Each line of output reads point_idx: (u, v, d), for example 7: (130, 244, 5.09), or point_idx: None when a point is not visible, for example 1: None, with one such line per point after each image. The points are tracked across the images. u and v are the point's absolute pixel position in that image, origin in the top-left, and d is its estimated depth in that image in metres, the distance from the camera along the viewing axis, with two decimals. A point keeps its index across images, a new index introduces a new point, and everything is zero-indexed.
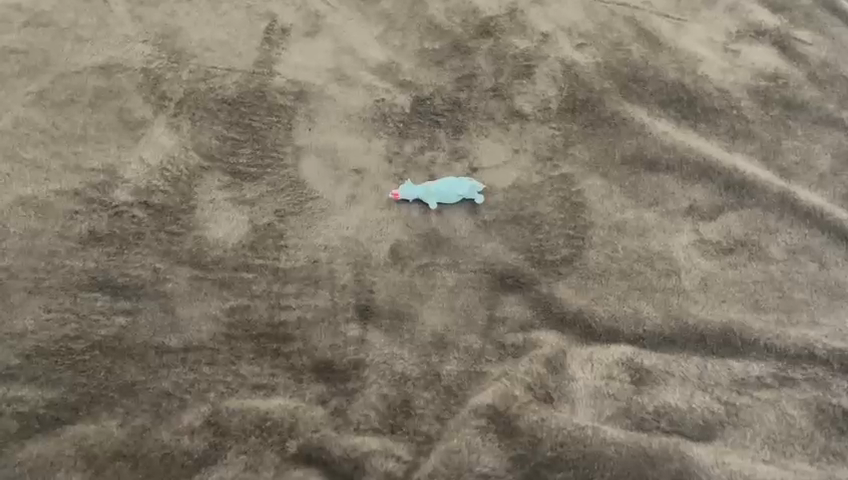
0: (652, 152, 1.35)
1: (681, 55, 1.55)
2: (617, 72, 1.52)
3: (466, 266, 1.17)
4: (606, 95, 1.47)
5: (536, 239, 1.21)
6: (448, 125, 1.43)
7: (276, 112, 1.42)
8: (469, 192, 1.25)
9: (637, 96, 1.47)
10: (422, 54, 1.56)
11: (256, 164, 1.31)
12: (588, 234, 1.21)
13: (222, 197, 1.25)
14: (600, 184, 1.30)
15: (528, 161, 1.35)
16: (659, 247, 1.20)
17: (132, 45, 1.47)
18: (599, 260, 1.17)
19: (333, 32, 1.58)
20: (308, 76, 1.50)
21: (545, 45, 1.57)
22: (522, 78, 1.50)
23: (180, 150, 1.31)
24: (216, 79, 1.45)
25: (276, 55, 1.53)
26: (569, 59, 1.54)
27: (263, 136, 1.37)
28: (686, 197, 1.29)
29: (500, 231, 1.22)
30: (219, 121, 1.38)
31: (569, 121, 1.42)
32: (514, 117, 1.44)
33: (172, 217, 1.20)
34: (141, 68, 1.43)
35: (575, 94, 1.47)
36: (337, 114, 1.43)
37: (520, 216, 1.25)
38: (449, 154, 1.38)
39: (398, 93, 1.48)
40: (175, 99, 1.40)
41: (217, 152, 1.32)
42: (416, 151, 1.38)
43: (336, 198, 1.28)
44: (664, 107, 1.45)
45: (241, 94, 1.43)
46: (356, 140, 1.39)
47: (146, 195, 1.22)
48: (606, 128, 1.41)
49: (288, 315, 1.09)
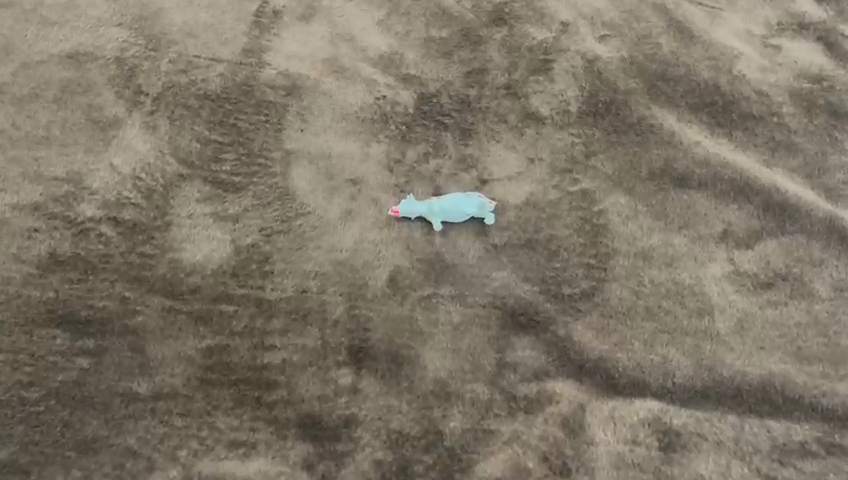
0: (682, 166, 1.22)
1: (715, 50, 1.40)
2: (645, 69, 1.37)
3: (474, 299, 1.04)
4: (632, 96, 1.32)
5: (551, 268, 1.08)
6: (456, 128, 1.29)
7: (265, 110, 1.28)
8: (477, 208, 1.12)
9: (666, 98, 1.33)
10: (428, 44, 1.41)
11: (241, 172, 1.18)
12: (611, 263, 1.08)
13: (202, 212, 1.11)
14: (624, 202, 1.17)
15: (543, 173, 1.22)
16: (690, 280, 1.08)
17: (104, 29, 1.32)
18: (623, 295, 1.05)
19: (330, 17, 1.43)
20: (301, 69, 1.35)
21: (564, 36, 1.41)
22: (539, 75, 1.36)
23: (156, 155, 1.18)
24: (199, 71, 1.31)
25: (266, 42, 1.38)
26: (592, 53, 1.39)
27: (250, 139, 1.23)
28: (719, 220, 1.16)
29: (512, 258, 1.09)
30: (200, 121, 1.24)
31: (590, 126, 1.28)
32: (529, 121, 1.29)
33: (144, 236, 1.07)
34: (114, 57, 1.28)
35: (597, 94, 1.32)
36: (333, 113, 1.29)
37: (534, 240, 1.12)
38: (456, 162, 1.24)
39: (400, 90, 1.34)
40: (152, 94, 1.25)
41: (197, 157, 1.19)
42: (420, 159, 1.24)
43: (329, 213, 1.15)
44: (697, 111, 1.31)
45: (226, 88, 1.29)
46: (354, 144, 1.25)
47: (116, 209, 1.09)
48: (631, 135, 1.26)
49: (272, 358, 0.97)
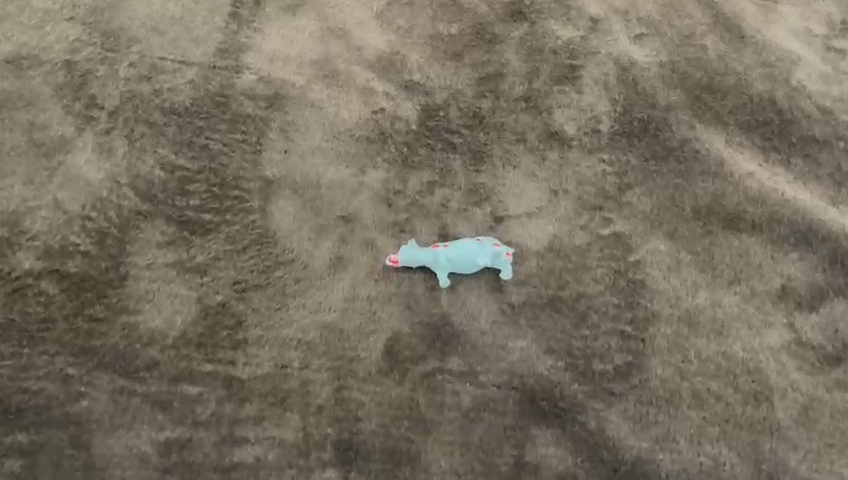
0: (732, 203, 1.03)
1: (771, 53, 1.20)
2: (688, 77, 1.17)
3: (486, 377, 0.88)
4: (673, 111, 1.13)
5: (580, 337, 0.91)
6: (466, 150, 1.10)
7: (242, 126, 1.08)
8: (490, 258, 0.94)
9: (713, 114, 1.13)
10: (434, 43, 1.21)
11: (211, 208, 0.99)
12: (651, 331, 0.91)
13: (164, 262, 0.94)
14: (665, 250, 0.99)
15: (570, 210, 1.03)
16: (744, 353, 0.91)
17: (53, 26, 1.13)
18: (665, 376, 0.88)
19: (320, 8, 1.23)
20: (286, 73, 1.15)
21: (594, 35, 1.21)
22: (564, 84, 1.16)
23: (110, 186, 0.99)
24: (164, 77, 1.11)
25: (245, 39, 1.18)
26: (626, 57, 1.19)
27: (223, 164, 1.04)
28: (777, 274, 0.98)
29: (533, 322, 0.92)
30: (165, 141, 1.04)
31: (624, 150, 1.09)
32: (553, 142, 1.10)
33: (93, 294, 0.90)
34: (63, 60, 1.09)
35: (633, 109, 1.13)
36: (321, 130, 1.10)
37: (559, 298, 0.94)
38: (466, 193, 1.06)
39: (402, 101, 1.14)
40: (107, 107, 1.06)
41: (160, 188, 1.00)
42: (424, 189, 1.05)
43: (315, 260, 0.97)
44: (749, 131, 1.12)
45: (196, 100, 1.09)
46: (346, 170, 1.06)
47: (60, 259, 0.91)
48: (673, 162, 1.07)
49: (244, 456, 0.81)
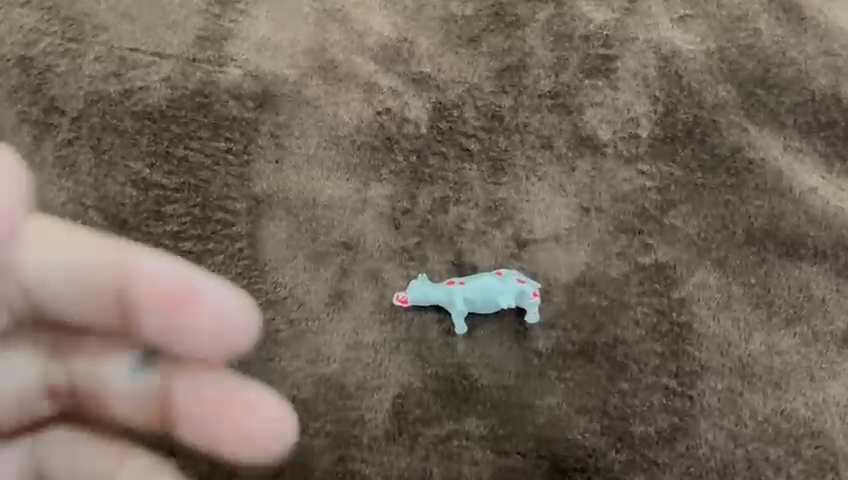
0: (791, 225, 0.90)
1: (835, 38, 1.04)
2: (739, 69, 1.02)
3: (510, 443, 0.77)
4: (722, 111, 0.98)
5: (616, 393, 0.79)
6: (484, 159, 0.96)
7: (226, 131, 0.94)
8: (514, 298, 0.81)
9: (769, 114, 0.98)
10: (447, 27, 1.05)
11: (191, 234, 0.87)
12: (698, 387, 0.80)
13: None
14: (714, 283, 0.86)
15: (604, 233, 0.90)
16: (806, 411, 0.79)
17: (5, 12, 0.97)
18: (715, 442, 0.77)
19: None
20: (276, 65, 1.00)
21: (630, 17, 1.05)
22: (597, 78, 1.01)
23: (74, 212, 0.87)
24: (136, 74, 0.96)
25: (229, 24, 1.02)
26: (668, 45, 1.03)
27: (205, 179, 0.90)
28: (844, 311, 0.85)
29: (563, 374, 0.80)
30: (138, 153, 0.91)
31: (666, 160, 0.95)
32: (584, 149, 0.96)
33: None
34: (17, 57, 0.95)
35: (676, 109, 0.98)
36: (319, 135, 0.96)
37: (593, 345, 0.82)
38: (484, 211, 0.92)
39: (410, 99, 0.99)
40: (69, 112, 0.92)
41: (132, 212, 0.87)
42: (436, 207, 0.92)
43: (312, 297, 0.85)
44: (809, 134, 0.97)
45: (172, 101, 0.95)
46: (347, 184, 0.93)
47: None
48: (722, 174, 0.94)
49: None
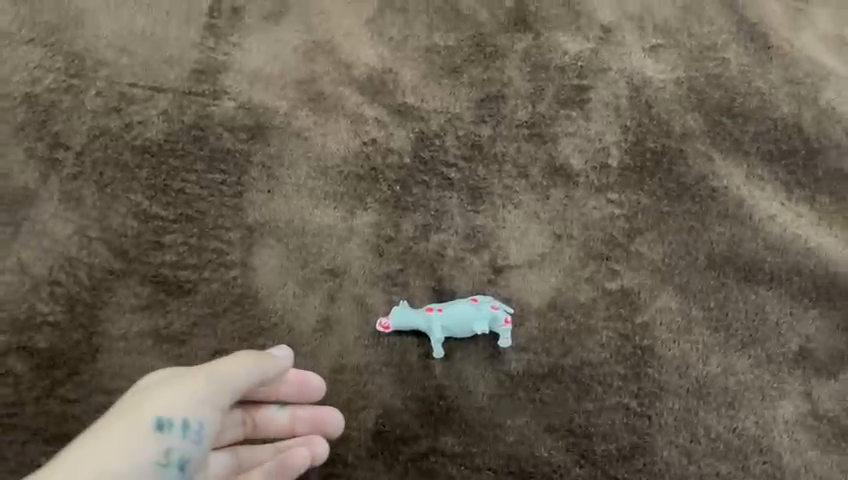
0: (750, 251, 0.96)
1: (798, 68, 1.10)
2: (706, 98, 1.07)
3: (482, 460, 0.85)
4: (688, 141, 1.04)
5: (582, 412, 0.87)
6: (463, 187, 1.02)
7: (220, 163, 1.00)
8: (487, 323, 0.88)
9: (733, 143, 1.04)
10: (430, 57, 1.10)
11: (188, 263, 0.93)
12: (658, 407, 0.87)
13: (139, 329, 0.89)
14: (675, 307, 0.93)
15: (574, 259, 0.96)
16: (756, 429, 0.87)
17: (10, 50, 1.03)
18: (671, 459, 0.85)
19: (306, 16, 1.12)
20: (268, 97, 1.06)
21: (604, 48, 1.11)
22: (571, 109, 1.06)
23: (79, 243, 0.93)
24: (135, 108, 1.02)
25: (223, 56, 1.08)
26: (639, 75, 1.09)
27: (201, 210, 0.96)
28: (796, 334, 0.92)
29: (532, 395, 0.87)
30: (138, 186, 0.97)
31: (634, 188, 1.00)
32: (558, 178, 1.02)
33: (65, 370, 0.86)
34: (23, 94, 1.00)
35: (645, 139, 1.04)
36: (307, 165, 1.02)
37: (560, 367, 0.89)
38: (463, 238, 0.98)
39: (394, 129, 1.05)
40: (73, 148, 0.98)
41: (132, 243, 0.93)
42: (418, 234, 0.98)
43: (301, 322, 0.91)
44: (771, 162, 1.03)
45: (170, 135, 1.01)
46: (334, 213, 0.99)
47: (27, 334, 0.87)
48: (686, 202, 0.99)
49: None
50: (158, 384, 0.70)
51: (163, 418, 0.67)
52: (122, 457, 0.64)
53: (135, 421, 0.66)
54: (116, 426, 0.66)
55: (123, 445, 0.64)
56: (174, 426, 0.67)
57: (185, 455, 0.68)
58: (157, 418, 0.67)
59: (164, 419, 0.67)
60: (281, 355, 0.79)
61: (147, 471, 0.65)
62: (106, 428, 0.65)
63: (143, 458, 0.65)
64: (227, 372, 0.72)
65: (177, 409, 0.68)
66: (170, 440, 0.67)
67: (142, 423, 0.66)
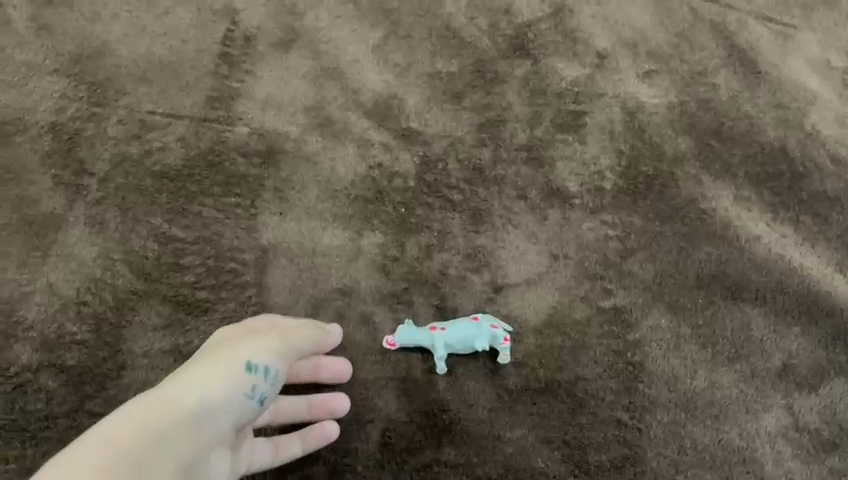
0: (737, 271, 1.02)
1: (785, 92, 1.15)
2: (697, 122, 1.12)
3: (482, 470, 0.90)
4: (679, 164, 1.09)
5: (576, 425, 0.92)
6: (465, 208, 1.07)
7: (235, 188, 1.05)
8: (487, 340, 0.93)
9: (722, 166, 1.09)
10: (434, 82, 1.15)
11: (206, 283, 0.99)
12: (648, 420, 0.93)
13: (161, 347, 0.95)
14: (665, 325, 0.98)
15: (569, 278, 1.02)
16: (740, 441, 0.92)
17: (37, 81, 1.09)
18: (659, 469, 0.91)
19: (314, 43, 1.16)
20: (279, 122, 1.10)
21: (600, 73, 1.16)
22: (568, 133, 1.11)
23: (104, 264, 0.99)
24: (155, 135, 1.07)
25: (237, 83, 1.12)
26: (633, 100, 1.14)
27: (217, 233, 1.02)
28: (779, 350, 0.97)
29: (530, 408, 0.93)
30: (158, 210, 1.03)
31: (627, 210, 1.06)
32: (554, 200, 1.07)
33: (93, 386, 0.92)
34: (49, 122, 1.07)
35: (638, 162, 1.09)
36: (317, 188, 1.07)
37: (556, 382, 0.94)
38: (465, 258, 1.03)
39: (399, 152, 1.10)
40: (97, 174, 1.04)
41: (154, 264, 0.99)
42: (422, 254, 1.03)
43: None
44: (758, 185, 1.08)
45: (187, 160, 1.06)
46: (342, 234, 1.04)
47: (57, 351, 0.94)
48: (677, 223, 1.05)
49: None
50: (239, 339, 0.79)
51: (252, 362, 0.76)
52: (222, 385, 0.72)
53: (229, 361, 0.75)
54: (213, 364, 0.74)
55: (222, 377, 0.72)
56: (259, 370, 0.76)
57: (264, 396, 0.76)
58: (247, 359, 0.76)
59: (251, 361, 0.76)
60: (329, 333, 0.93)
61: (238, 403, 0.73)
62: (204, 365, 0.73)
63: (236, 392, 0.73)
64: (297, 340, 0.86)
65: (261, 355, 0.77)
66: (256, 380, 0.75)
67: (237, 361, 0.75)
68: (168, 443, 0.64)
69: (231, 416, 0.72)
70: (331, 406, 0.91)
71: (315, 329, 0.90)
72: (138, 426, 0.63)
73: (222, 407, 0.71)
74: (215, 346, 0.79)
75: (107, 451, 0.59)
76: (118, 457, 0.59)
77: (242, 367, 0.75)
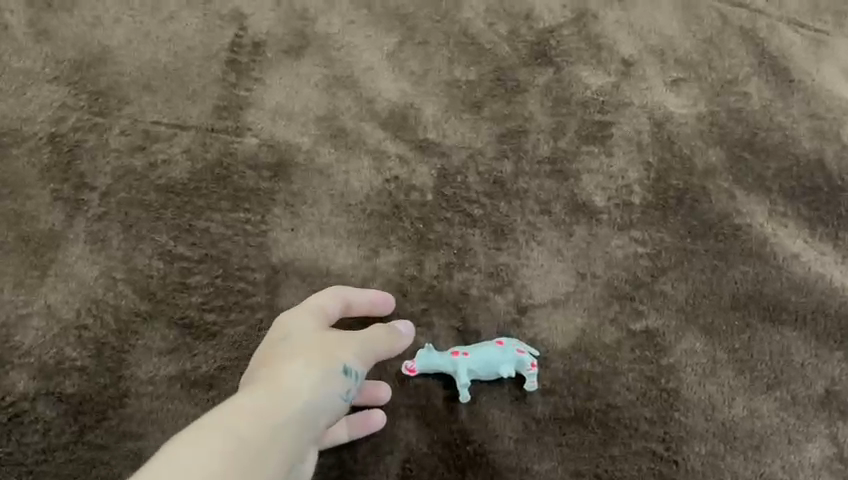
0: (775, 291, 0.96)
1: (820, 102, 1.09)
2: (729, 133, 1.07)
3: None
4: (711, 178, 1.03)
5: (608, 456, 0.88)
6: (486, 223, 1.01)
7: (244, 202, 1.00)
8: (513, 364, 0.88)
9: (757, 179, 1.03)
10: (451, 90, 1.09)
11: (215, 305, 0.93)
12: (684, 452, 0.88)
13: (167, 373, 0.90)
14: (700, 349, 0.93)
15: (598, 299, 0.96)
16: (782, 473, 0.88)
17: (35, 89, 1.04)
18: None
19: (326, 50, 1.11)
20: (289, 133, 1.05)
21: (626, 81, 1.10)
22: (593, 145, 1.06)
23: (106, 285, 0.93)
24: (159, 146, 1.02)
25: (245, 92, 1.07)
26: (661, 110, 1.08)
27: (225, 250, 0.97)
28: (821, 376, 0.92)
29: (560, 439, 0.88)
30: (163, 226, 0.97)
31: (657, 226, 1.00)
32: (580, 215, 1.02)
33: (94, 416, 0.87)
34: (48, 134, 1.01)
35: (668, 176, 1.04)
36: (330, 202, 1.01)
37: (587, 410, 0.90)
38: (487, 277, 0.98)
39: (416, 165, 1.04)
40: (98, 188, 0.99)
41: (159, 284, 0.94)
42: (442, 273, 0.98)
43: None
44: (794, 199, 1.02)
45: (193, 173, 1.01)
46: (357, 251, 0.99)
47: (56, 378, 0.88)
48: (710, 240, 0.99)
49: None
50: (330, 334, 0.79)
51: (346, 367, 0.76)
52: (319, 386, 0.72)
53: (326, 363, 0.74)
54: (310, 364, 0.73)
55: (320, 381, 0.72)
56: (352, 374, 0.76)
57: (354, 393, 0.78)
58: (342, 363, 0.75)
59: (349, 361, 0.77)
60: (402, 327, 0.87)
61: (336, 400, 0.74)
62: (303, 365, 0.72)
63: (334, 392, 0.73)
64: (377, 342, 0.82)
65: (353, 360, 0.77)
66: (349, 383, 0.76)
67: (333, 364, 0.74)
68: (270, 446, 0.64)
69: (326, 414, 0.73)
70: (377, 395, 0.87)
71: (388, 333, 0.84)
72: (253, 425, 0.64)
73: (318, 410, 0.71)
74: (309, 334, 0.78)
75: (227, 449, 0.60)
76: (237, 457, 0.60)
77: (338, 370, 0.75)
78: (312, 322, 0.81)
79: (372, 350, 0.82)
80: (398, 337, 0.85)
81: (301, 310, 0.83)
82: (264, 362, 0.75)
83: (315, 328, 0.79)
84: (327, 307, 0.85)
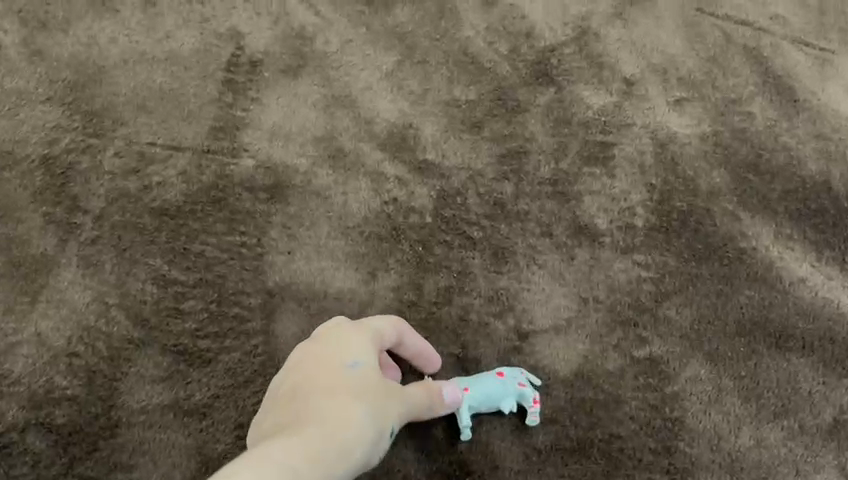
0: (781, 317, 0.94)
1: (825, 122, 1.07)
2: (733, 154, 1.05)
3: None
4: (715, 199, 1.02)
5: None
6: (487, 246, 0.99)
7: (240, 225, 0.98)
8: (514, 398, 0.86)
9: (762, 201, 1.02)
10: (451, 110, 1.08)
11: (209, 331, 0.91)
12: None
13: (160, 402, 0.88)
14: (705, 376, 0.91)
15: (600, 324, 0.94)
16: None
17: (28, 110, 1.03)
18: None
19: (324, 69, 1.09)
20: (286, 154, 1.03)
21: (628, 101, 1.09)
22: (595, 166, 1.04)
23: (98, 311, 0.92)
24: (154, 168, 1.00)
25: (242, 112, 1.05)
26: (664, 130, 1.07)
27: (220, 275, 0.95)
28: (830, 404, 0.90)
29: (562, 470, 0.86)
30: (157, 250, 0.96)
31: (661, 249, 0.99)
32: (582, 238, 1.00)
33: (84, 446, 0.85)
34: (40, 156, 1.00)
35: (671, 197, 1.02)
36: (328, 225, 1.00)
37: (590, 440, 0.88)
38: (488, 301, 0.96)
39: (415, 186, 1.02)
40: (91, 211, 0.97)
41: (153, 310, 0.92)
42: (441, 297, 0.96)
43: None
44: (800, 222, 1.00)
45: (189, 195, 0.99)
46: (355, 275, 0.97)
47: (46, 408, 0.86)
48: (714, 263, 0.97)
49: None
50: (384, 383, 0.75)
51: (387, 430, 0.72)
52: (364, 441, 0.68)
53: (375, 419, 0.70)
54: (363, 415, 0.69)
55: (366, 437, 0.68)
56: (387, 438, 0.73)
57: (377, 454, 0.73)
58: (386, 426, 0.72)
59: (391, 423, 0.73)
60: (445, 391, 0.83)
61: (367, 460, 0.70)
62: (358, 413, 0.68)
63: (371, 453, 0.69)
64: (417, 405, 0.80)
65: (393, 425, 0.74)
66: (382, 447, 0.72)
67: (380, 424, 0.71)
68: None
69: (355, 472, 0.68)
70: None
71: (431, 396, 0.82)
72: (305, 465, 0.59)
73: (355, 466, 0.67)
74: (364, 366, 0.74)
75: None
76: None
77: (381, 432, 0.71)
78: (373, 356, 0.77)
79: (406, 414, 0.78)
80: (438, 402, 0.82)
81: (362, 335, 0.79)
82: (319, 384, 0.70)
83: (372, 365, 0.75)
84: (386, 332, 0.82)
